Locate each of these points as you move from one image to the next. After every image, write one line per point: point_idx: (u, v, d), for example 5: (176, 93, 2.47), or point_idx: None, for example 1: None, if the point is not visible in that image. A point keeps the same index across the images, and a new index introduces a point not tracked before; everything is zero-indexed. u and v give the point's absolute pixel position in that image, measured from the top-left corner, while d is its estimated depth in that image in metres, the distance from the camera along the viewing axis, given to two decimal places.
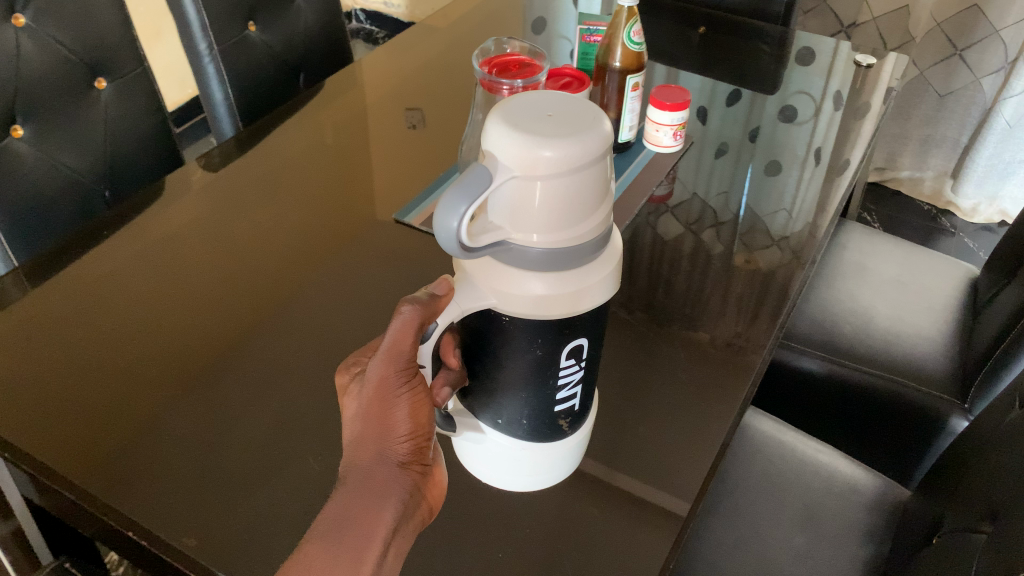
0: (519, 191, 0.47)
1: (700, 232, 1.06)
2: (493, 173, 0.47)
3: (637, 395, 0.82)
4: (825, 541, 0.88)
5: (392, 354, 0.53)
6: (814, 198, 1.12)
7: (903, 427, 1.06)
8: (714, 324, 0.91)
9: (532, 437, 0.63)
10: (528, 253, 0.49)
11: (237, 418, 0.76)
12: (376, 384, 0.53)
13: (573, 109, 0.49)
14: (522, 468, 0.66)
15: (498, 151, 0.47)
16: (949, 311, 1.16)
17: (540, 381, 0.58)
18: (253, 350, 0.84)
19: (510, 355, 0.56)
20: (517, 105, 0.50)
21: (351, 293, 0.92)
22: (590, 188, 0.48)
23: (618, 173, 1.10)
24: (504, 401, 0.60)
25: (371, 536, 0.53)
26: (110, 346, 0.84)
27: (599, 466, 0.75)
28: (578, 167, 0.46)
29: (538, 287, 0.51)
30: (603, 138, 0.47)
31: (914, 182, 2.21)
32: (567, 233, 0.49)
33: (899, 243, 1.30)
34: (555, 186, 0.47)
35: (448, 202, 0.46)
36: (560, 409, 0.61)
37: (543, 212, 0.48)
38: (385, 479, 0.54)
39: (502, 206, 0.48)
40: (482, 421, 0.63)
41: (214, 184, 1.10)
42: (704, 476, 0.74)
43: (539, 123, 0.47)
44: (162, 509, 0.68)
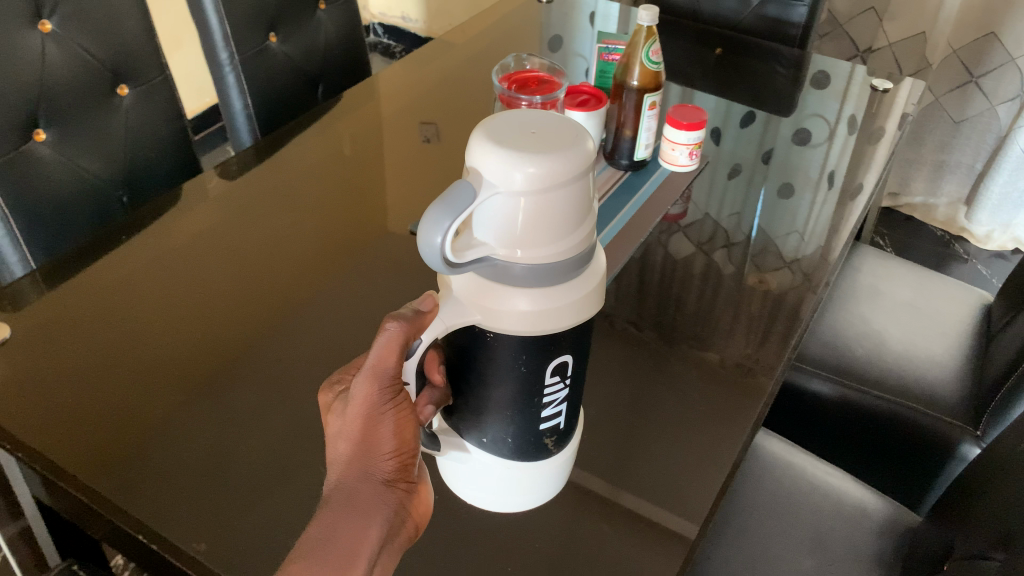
0: (503, 208, 0.47)
1: (711, 252, 1.06)
2: (477, 188, 0.47)
3: (647, 412, 0.83)
4: (834, 564, 0.88)
5: (376, 372, 0.53)
6: (827, 220, 1.13)
7: (914, 453, 1.05)
8: (724, 344, 0.91)
9: (518, 456, 0.62)
10: (513, 268, 0.50)
11: (249, 425, 0.76)
12: (362, 402, 0.54)
13: (555, 126, 0.50)
14: (510, 488, 0.65)
15: (481, 168, 0.47)
16: (962, 336, 1.16)
17: (525, 400, 0.57)
18: (265, 357, 0.84)
19: (493, 373, 0.56)
20: (500, 122, 0.50)
21: (365, 303, 0.92)
22: (573, 204, 0.48)
23: (634, 191, 1.09)
24: (489, 420, 0.60)
25: (357, 554, 0.52)
26: (124, 349, 0.84)
27: (605, 484, 0.75)
28: (562, 183, 0.47)
29: (522, 304, 0.51)
30: (586, 154, 0.48)
31: (927, 208, 2.20)
32: (551, 249, 0.49)
33: (911, 267, 1.29)
34: (539, 202, 0.47)
35: (433, 218, 0.46)
36: (545, 427, 0.60)
37: (526, 228, 0.48)
38: (371, 496, 0.54)
39: (486, 223, 0.49)
40: (467, 440, 0.63)
41: (231, 192, 1.11)
42: (715, 497, 0.74)
43: (523, 140, 0.48)
44: (173, 513, 0.68)
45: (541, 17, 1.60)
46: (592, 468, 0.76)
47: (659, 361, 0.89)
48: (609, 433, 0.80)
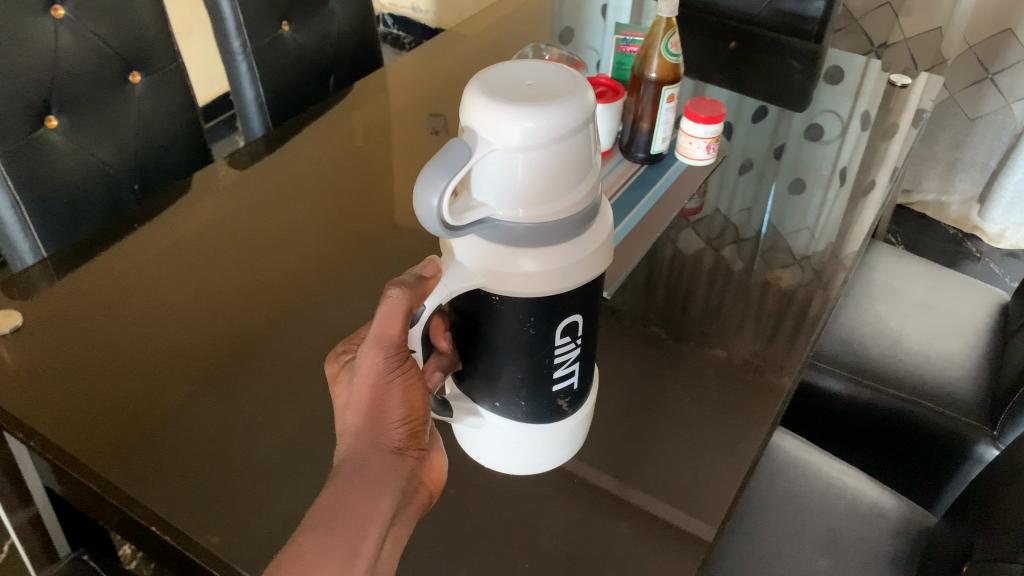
0: (500, 166, 0.46)
1: (720, 249, 1.05)
2: (473, 147, 0.46)
3: (662, 409, 0.81)
4: (850, 563, 0.87)
5: (380, 340, 0.51)
6: (838, 217, 1.11)
7: (930, 454, 1.04)
8: (731, 342, 0.90)
9: (532, 420, 0.61)
10: (515, 229, 0.48)
11: (259, 414, 0.75)
12: (367, 370, 0.52)
13: (549, 79, 0.48)
14: (523, 452, 0.64)
15: (476, 126, 0.46)
16: (978, 336, 1.15)
17: (535, 364, 0.56)
18: (275, 347, 0.83)
19: (500, 340, 0.55)
20: (494, 76, 0.49)
21: (376, 294, 0.91)
22: (573, 158, 0.47)
23: (648, 185, 1.08)
24: (501, 385, 0.58)
25: (368, 523, 0.51)
26: (135, 338, 0.83)
27: (613, 480, 0.74)
28: (560, 137, 0.46)
29: (526, 265, 0.50)
30: (584, 106, 0.46)
31: (940, 205, 2.19)
32: (551, 206, 0.48)
33: (928, 266, 1.28)
34: (538, 158, 0.46)
35: (429, 179, 0.45)
36: (559, 389, 0.59)
37: (526, 186, 0.47)
38: (380, 465, 0.52)
39: (485, 182, 0.47)
40: (479, 406, 0.62)
41: (242, 181, 1.10)
42: (733, 496, 0.73)
43: (517, 94, 0.47)
44: (183, 500, 0.67)
45: (555, 9, 1.59)
46: (607, 465, 0.75)
47: (672, 357, 0.88)
48: (625, 430, 0.79)
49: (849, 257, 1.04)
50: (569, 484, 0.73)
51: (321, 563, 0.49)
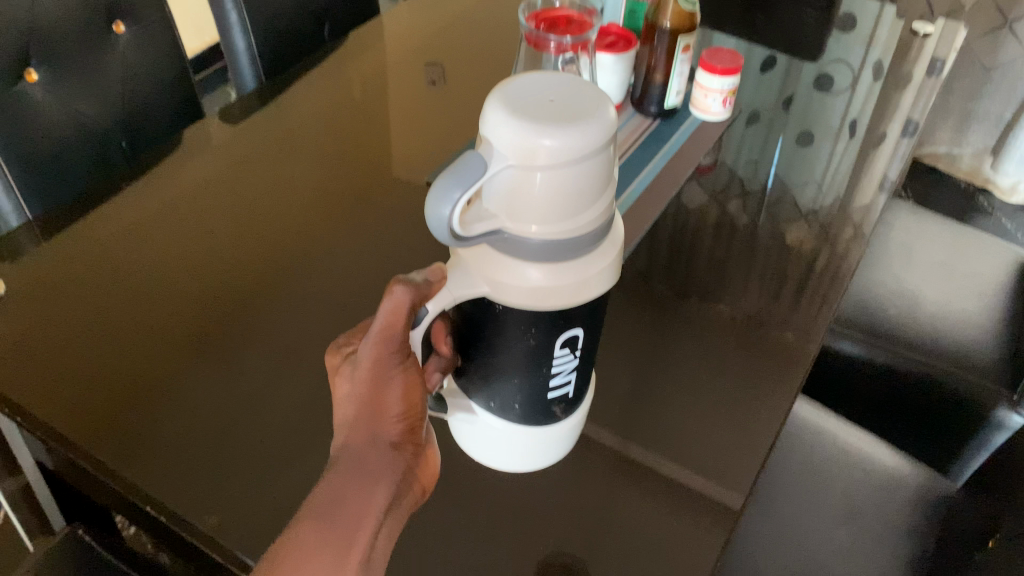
0: (515, 181, 0.43)
1: (725, 202, 1.00)
2: (491, 158, 0.43)
3: (680, 377, 0.77)
4: (868, 535, 0.85)
5: (384, 334, 0.47)
6: (847, 170, 1.09)
7: (950, 418, 1.01)
8: (737, 295, 0.87)
9: (523, 422, 0.57)
10: (524, 243, 0.45)
11: (257, 389, 0.72)
12: (368, 362, 0.48)
13: (575, 96, 0.45)
14: (515, 451, 0.60)
15: (495, 138, 0.43)
16: (997, 298, 1.11)
17: (535, 367, 0.53)
18: (272, 316, 0.80)
19: (502, 340, 0.51)
20: (518, 87, 0.46)
21: (378, 258, 0.87)
22: (591, 180, 0.44)
23: (662, 142, 1.04)
24: (497, 385, 0.55)
25: (365, 519, 0.47)
26: (125, 307, 0.80)
27: (613, 437, 0.72)
28: (579, 159, 0.42)
29: (531, 277, 0.47)
30: (607, 128, 0.43)
31: (951, 158, 2.14)
32: (564, 225, 0.45)
33: (947, 224, 1.24)
34: (554, 178, 0.43)
35: (442, 188, 0.43)
36: (554, 396, 0.56)
37: (539, 202, 0.44)
38: (376, 460, 0.49)
39: (498, 194, 0.45)
40: (474, 402, 0.58)
41: (235, 140, 1.06)
42: (756, 469, 0.70)
43: (540, 111, 0.43)
44: (178, 480, 0.64)
45: None
46: (625, 438, 0.71)
47: (688, 320, 0.84)
48: (641, 399, 0.75)
49: (860, 211, 1.02)
50: (582, 460, 0.69)
51: (313, 558, 0.45)
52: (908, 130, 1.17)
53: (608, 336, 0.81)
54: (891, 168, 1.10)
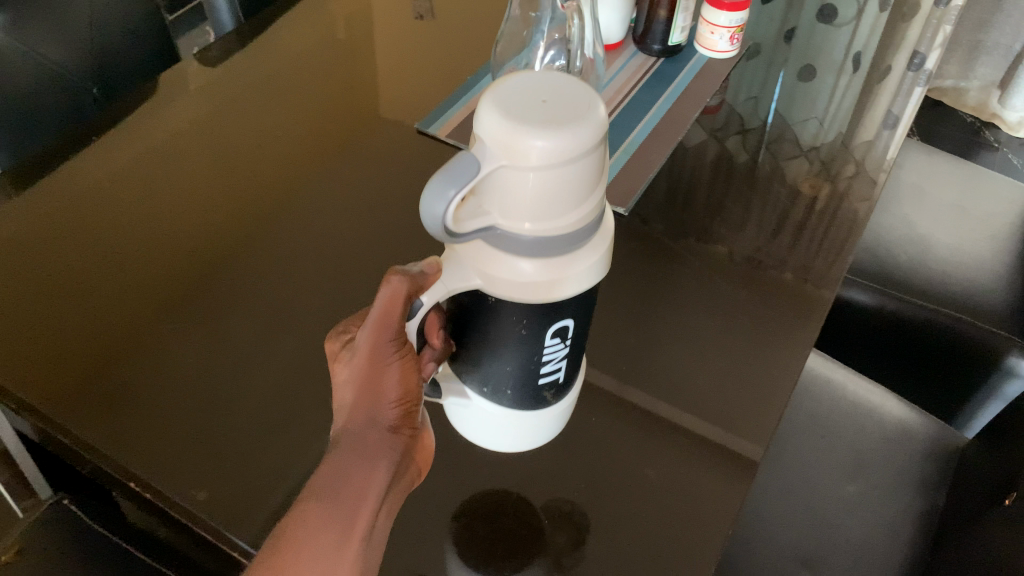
0: (511, 180, 0.39)
1: (724, 139, 0.95)
2: (484, 155, 0.39)
3: (691, 331, 0.73)
4: (877, 490, 0.83)
5: (381, 322, 0.44)
6: (851, 105, 1.04)
7: (958, 369, 0.98)
8: (735, 236, 0.83)
9: (515, 408, 0.54)
10: (518, 242, 0.41)
11: (242, 355, 0.68)
12: (364, 348, 0.45)
13: (568, 89, 0.41)
14: (506, 434, 0.56)
15: (488, 132, 0.39)
16: (1011, 239, 1.08)
17: (527, 353, 0.49)
18: (256, 276, 0.75)
19: (494, 328, 0.47)
20: (508, 81, 0.41)
21: (367, 211, 0.82)
22: (585, 178, 0.40)
23: (666, 82, 0.98)
24: (489, 370, 0.51)
25: (361, 506, 0.44)
26: (101, 270, 0.75)
27: (611, 380, 0.69)
28: (574, 159, 0.38)
29: (525, 270, 0.42)
30: (600, 125, 0.39)
31: (958, 92, 2.07)
32: (560, 220, 0.41)
33: (958, 163, 1.20)
34: (548, 178, 0.38)
35: (435, 186, 0.38)
36: (544, 382, 0.52)
37: (536, 199, 0.39)
38: (372, 446, 0.46)
39: (491, 192, 0.40)
40: (467, 387, 0.54)
41: (213, 85, 1.00)
42: (772, 426, 0.66)
43: (534, 108, 0.39)
44: (162, 454, 0.61)
45: None
46: (632, 396, 0.68)
47: (698, 266, 0.79)
48: (651, 355, 0.71)
49: (862, 146, 0.98)
50: (586, 424, 0.65)
51: (313, 539, 0.43)
52: (916, 62, 1.13)
53: (613, 288, 0.77)
54: (896, 102, 1.06)
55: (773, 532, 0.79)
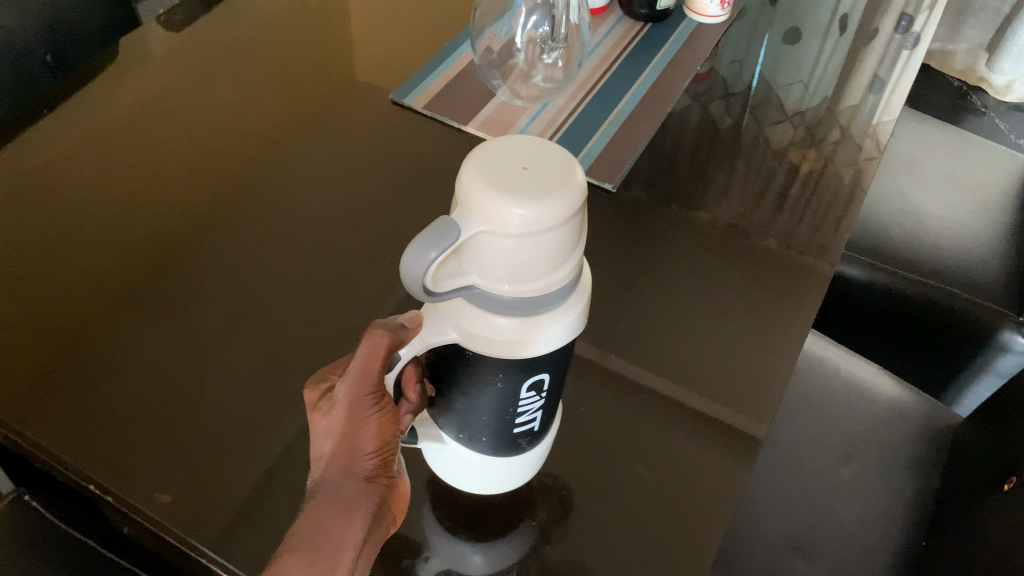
0: (492, 246, 0.37)
1: (708, 104, 0.91)
2: (465, 218, 0.36)
3: (684, 307, 0.69)
4: (871, 472, 0.81)
5: (363, 374, 0.41)
6: (835, 70, 0.99)
7: (954, 343, 0.95)
8: (718, 203, 0.79)
9: (493, 453, 0.50)
10: (500, 304, 0.39)
11: (209, 348, 0.64)
12: (343, 400, 0.42)
13: (549, 155, 0.39)
14: (479, 478, 0.52)
15: (469, 197, 0.36)
16: (1002, 211, 1.06)
17: (504, 401, 0.45)
18: (223, 259, 0.71)
19: (472, 379, 0.44)
20: (492, 147, 0.39)
21: (337, 188, 0.78)
22: (568, 245, 0.38)
23: (653, 50, 0.94)
24: (463, 418, 0.47)
25: (338, 563, 0.41)
26: (58, 259, 0.71)
27: (594, 349, 0.66)
28: (558, 226, 0.36)
29: (504, 328, 0.40)
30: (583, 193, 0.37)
31: (945, 56, 2.04)
32: (541, 282, 0.38)
33: (951, 133, 1.17)
34: (533, 244, 0.36)
35: (415, 249, 0.36)
36: (520, 430, 0.48)
37: (518, 263, 0.37)
38: (349, 499, 0.43)
39: (473, 256, 0.38)
40: (444, 431, 0.50)
41: (176, 54, 0.95)
42: (772, 408, 0.63)
43: (517, 175, 0.37)
44: (122, 456, 0.57)
45: None
46: (624, 378, 0.64)
47: (689, 242, 0.75)
48: (641, 333, 0.67)
49: (847, 111, 0.93)
50: (575, 414, 0.61)
51: None
52: (902, 25, 1.07)
53: (602, 262, 0.73)
54: (882, 66, 1.00)
55: (767, 520, 0.76)
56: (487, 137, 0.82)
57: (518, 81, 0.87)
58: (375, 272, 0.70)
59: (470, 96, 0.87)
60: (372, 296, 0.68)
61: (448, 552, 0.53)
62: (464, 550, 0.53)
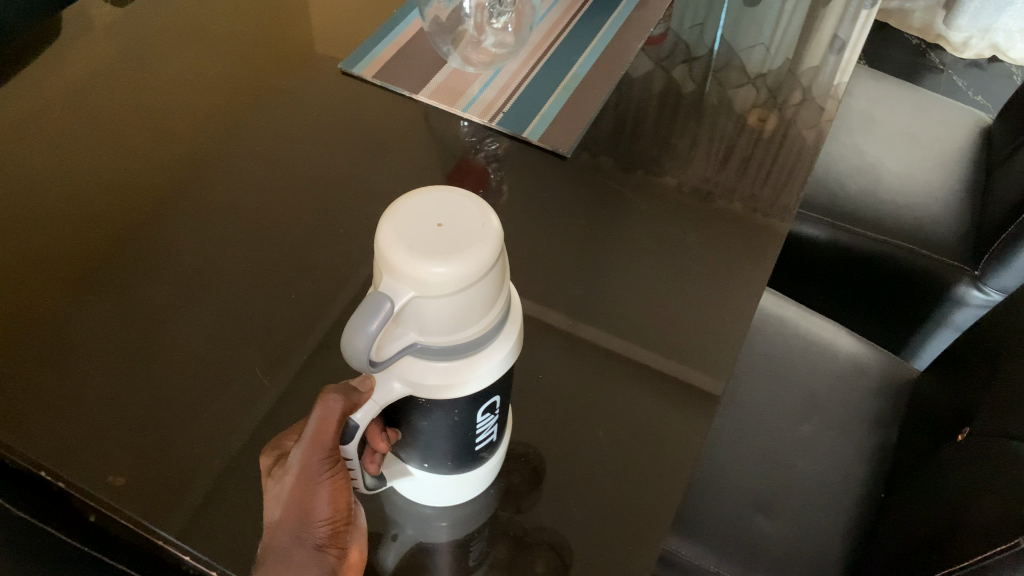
0: (426, 304, 0.37)
1: (671, 69, 0.90)
2: (394, 285, 0.37)
3: (644, 268, 0.69)
4: (830, 427, 0.82)
5: (315, 441, 0.42)
6: (796, 31, 0.98)
7: (910, 302, 0.97)
8: (683, 169, 0.79)
9: (456, 474, 0.49)
10: (442, 351, 0.39)
11: (164, 328, 0.63)
12: (296, 465, 0.42)
13: (458, 204, 0.39)
14: (443, 493, 0.51)
15: (392, 265, 0.36)
16: (959, 165, 1.07)
17: (461, 428, 0.45)
18: (174, 237, 0.70)
19: (429, 416, 0.43)
20: (401, 207, 0.39)
21: (292, 163, 0.77)
22: (493, 287, 0.38)
23: (607, 10, 0.94)
24: (424, 450, 0.46)
25: None
26: (2, 242, 0.70)
27: (563, 318, 0.66)
28: (483, 274, 0.37)
29: (446, 371, 0.40)
30: (494, 239, 0.37)
31: (903, 14, 2.04)
32: (475, 326, 0.39)
33: (905, 88, 1.18)
34: (463, 296, 0.37)
35: (355, 326, 0.36)
36: (481, 448, 0.48)
37: (453, 315, 0.38)
38: (296, 567, 0.41)
39: (409, 317, 0.38)
40: (408, 465, 0.49)
41: (122, 24, 0.92)
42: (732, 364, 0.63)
43: (434, 235, 0.37)
44: (76, 438, 0.56)
45: None
46: (586, 342, 0.64)
47: (650, 206, 0.75)
48: (603, 298, 0.67)
49: (808, 73, 0.93)
50: (535, 381, 0.61)
51: None
52: None
53: (563, 226, 0.72)
54: (843, 27, 1.00)
55: (731, 475, 0.77)
56: (441, 106, 0.81)
57: (469, 49, 0.85)
58: (330, 247, 0.69)
59: (421, 63, 0.85)
60: (330, 271, 0.67)
61: (416, 524, 0.53)
62: (432, 521, 0.54)
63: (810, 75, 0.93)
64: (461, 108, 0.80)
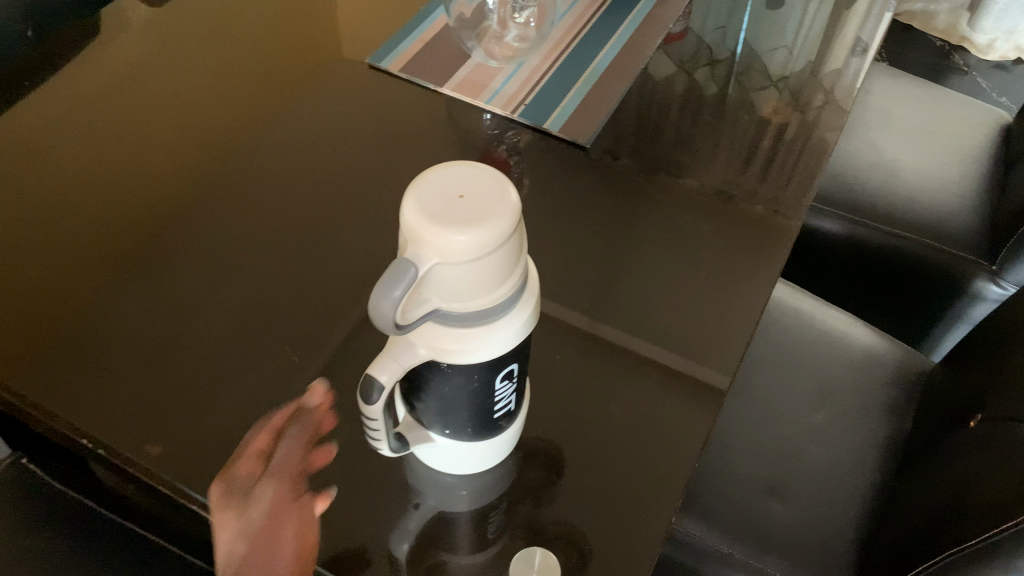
0: (448, 271, 0.39)
1: (693, 70, 0.91)
2: (418, 253, 0.39)
3: (659, 263, 0.71)
4: (842, 416, 0.83)
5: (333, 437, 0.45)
6: (818, 33, 0.99)
7: (924, 296, 0.98)
8: (703, 169, 0.80)
9: (475, 440, 0.51)
10: (461, 317, 0.41)
11: (196, 311, 0.65)
12: None
13: (477, 178, 0.41)
14: (464, 462, 0.53)
15: (417, 232, 0.39)
16: (977, 162, 1.08)
17: (481, 395, 0.47)
18: (206, 226, 0.72)
19: (450, 381, 0.45)
20: (423, 180, 0.41)
21: (320, 157, 0.79)
22: (510, 256, 0.41)
23: (627, 8, 0.96)
24: (445, 416, 0.49)
25: None
26: (42, 228, 0.73)
27: (582, 318, 0.67)
28: (501, 243, 0.39)
29: (465, 337, 0.42)
30: (512, 210, 0.40)
31: (927, 16, 2.04)
32: (492, 294, 0.41)
33: (924, 84, 1.19)
34: (482, 264, 0.39)
35: (382, 290, 0.38)
36: (499, 415, 0.50)
37: (472, 282, 0.40)
38: None
39: (431, 283, 0.40)
40: (429, 431, 0.51)
41: (157, 23, 0.95)
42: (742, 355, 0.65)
43: (455, 205, 0.39)
44: (112, 411, 0.58)
45: None
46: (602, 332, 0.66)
47: (665, 200, 0.77)
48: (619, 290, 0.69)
49: (830, 75, 0.94)
50: (552, 367, 0.63)
51: None
52: None
53: (580, 219, 0.74)
54: (865, 29, 1.01)
55: (743, 461, 0.78)
56: (463, 98, 0.84)
57: (492, 43, 0.88)
58: (355, 237, 0.72)
59: (445, 58, 0.88)
60: (354, 259, 0.70)
61: (438, 494, 0.56)
62: (453, 491, 0.56)
63: (831, 77, 0.94)
64: (484, 100, 0.83)
